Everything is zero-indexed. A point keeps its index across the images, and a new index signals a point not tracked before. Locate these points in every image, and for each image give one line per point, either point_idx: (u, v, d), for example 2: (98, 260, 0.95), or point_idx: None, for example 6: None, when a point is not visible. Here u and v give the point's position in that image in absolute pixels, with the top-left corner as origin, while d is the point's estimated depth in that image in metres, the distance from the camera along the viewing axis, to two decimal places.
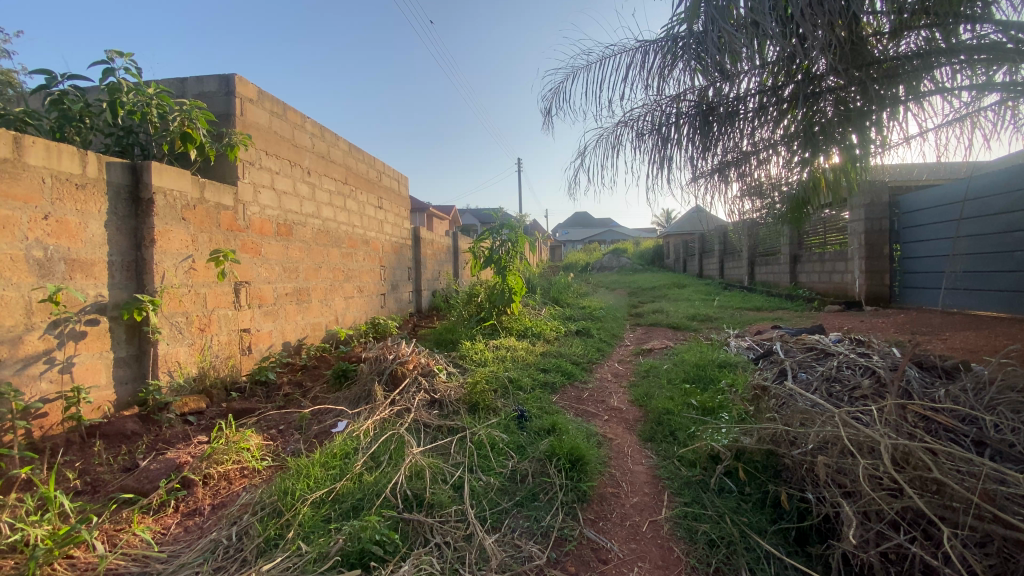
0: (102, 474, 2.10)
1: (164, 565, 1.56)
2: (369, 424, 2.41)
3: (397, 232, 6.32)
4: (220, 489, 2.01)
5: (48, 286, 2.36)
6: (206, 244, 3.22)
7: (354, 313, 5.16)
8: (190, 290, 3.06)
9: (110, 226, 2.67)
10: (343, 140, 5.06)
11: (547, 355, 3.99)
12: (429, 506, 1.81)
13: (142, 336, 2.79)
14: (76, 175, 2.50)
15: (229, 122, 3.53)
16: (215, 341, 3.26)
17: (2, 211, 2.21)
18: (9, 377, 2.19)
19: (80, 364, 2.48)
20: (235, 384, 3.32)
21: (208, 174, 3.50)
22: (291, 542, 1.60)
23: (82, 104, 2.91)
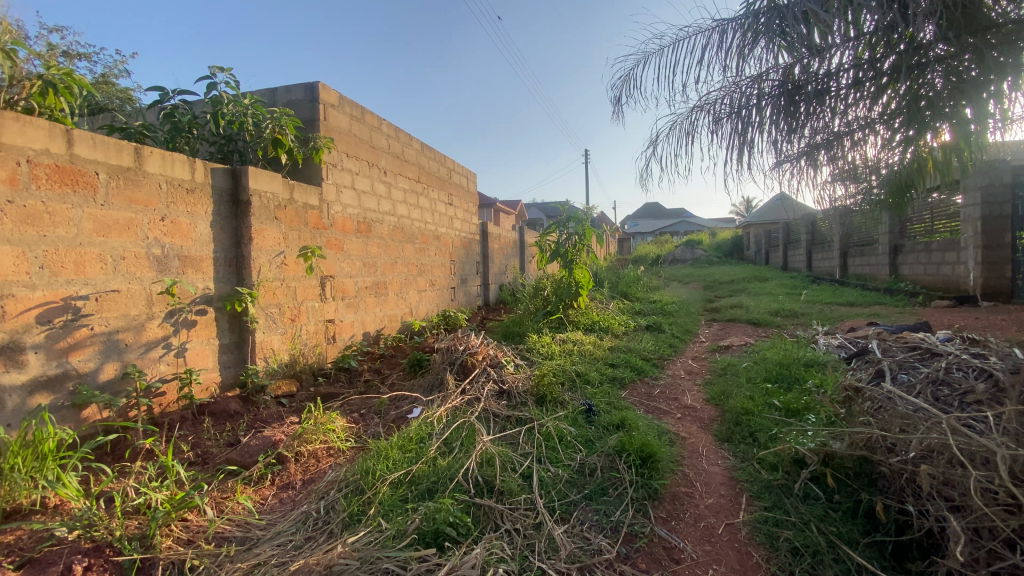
0: (210, 447, 2.34)
1: (263, 532, 1.73)
2: (442, 411, 2.51)
3: (466, 227, 6.47)
4: (309, 466, 2.18)
5: (165, 280, 2.67)
6: (295, 241, 3.49)
7: (426, 306, 5.36)
8: (282, 284, 3.34)
9: (215, 225, 2.97)
10: (416, 140, 5.25)
11: (617, 350, 3.92)
12: (499, 493, 1.85)
13: (242, 325, 3.08)
14: (187, 181, 2.80)
15: (314, 126, 3.78)
16: (305, 331, 3.53)
17: (128, 214, 2.52)
18: (134, 360, 2.51)
19: (191, 349, 2.78)
20: (321, 369, 3.59)
21: (295, 176, 3.78)
22: (372, 518, 1.71)
23: (190, 116, 3.25)
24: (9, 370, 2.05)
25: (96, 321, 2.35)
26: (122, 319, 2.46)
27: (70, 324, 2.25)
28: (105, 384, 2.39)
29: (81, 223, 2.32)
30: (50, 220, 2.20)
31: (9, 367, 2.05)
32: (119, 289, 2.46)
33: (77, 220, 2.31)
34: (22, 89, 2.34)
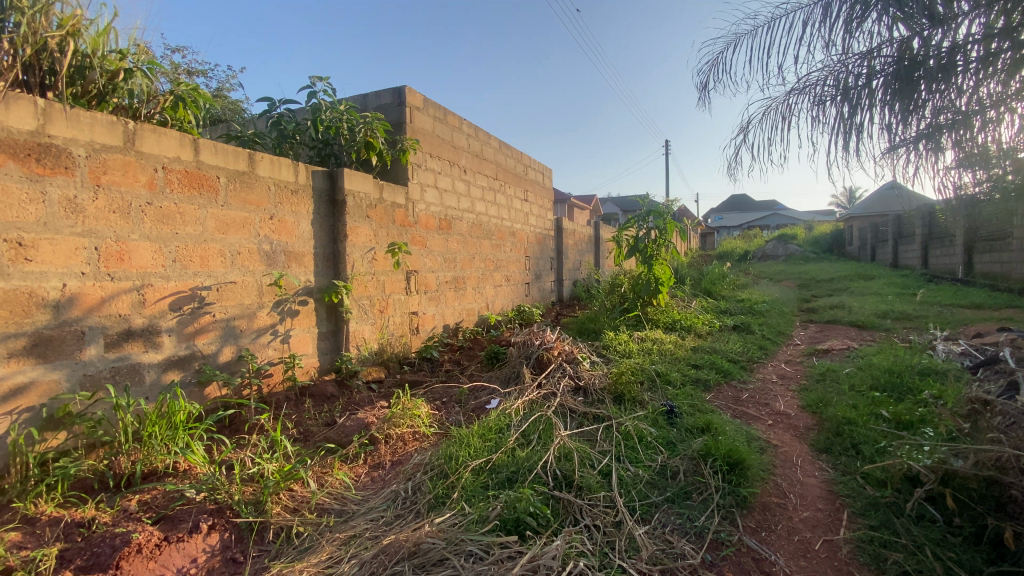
0: (310, 425, 2.55)
1: (358, 506, 1.87)
2: (519, 404, 2.55)
3: (541, 223, 6.50)
4: (397, 448, 2.32)
5: (273, 273, 2.95)
6: (384, 238, 3.71)
7: (502, 301, 5.46)
8: (372, 277, 3.57)
9: (314, 224, 3.23)
10: (495, 138, 5.35)
11: (700, 350, 3.75)
12: (578, 488, 1.85)
13: (337, 315, 3.34)
14: (292, 182, 3.07)
15: (401, 129, 3.98)
16: (391, 322, 3.75)
17: (243, 214, 2.80)
18: (248, 344, 2.80)
19: (295, 336, 3.06)
20: (406, 358, 3.79)
21: (384, 177, 4.00)
22: (456, 502, 1.78)
23: (293, 124, 3.56)
24: (149, 349, 2.38)
25: (217, 309, 2.66)
26: (238, 308, 2.76)
27: (195, 311, 2.56)
28: (224, 365, 2.69)
29: (205, 221, 2.62)
30: (180, 219, 2.51)
31: (148, 347, 2.38)
32: (236, 281, 2.75)
33: (202, 219, 2.61)
34: (156, 104, 2.66)
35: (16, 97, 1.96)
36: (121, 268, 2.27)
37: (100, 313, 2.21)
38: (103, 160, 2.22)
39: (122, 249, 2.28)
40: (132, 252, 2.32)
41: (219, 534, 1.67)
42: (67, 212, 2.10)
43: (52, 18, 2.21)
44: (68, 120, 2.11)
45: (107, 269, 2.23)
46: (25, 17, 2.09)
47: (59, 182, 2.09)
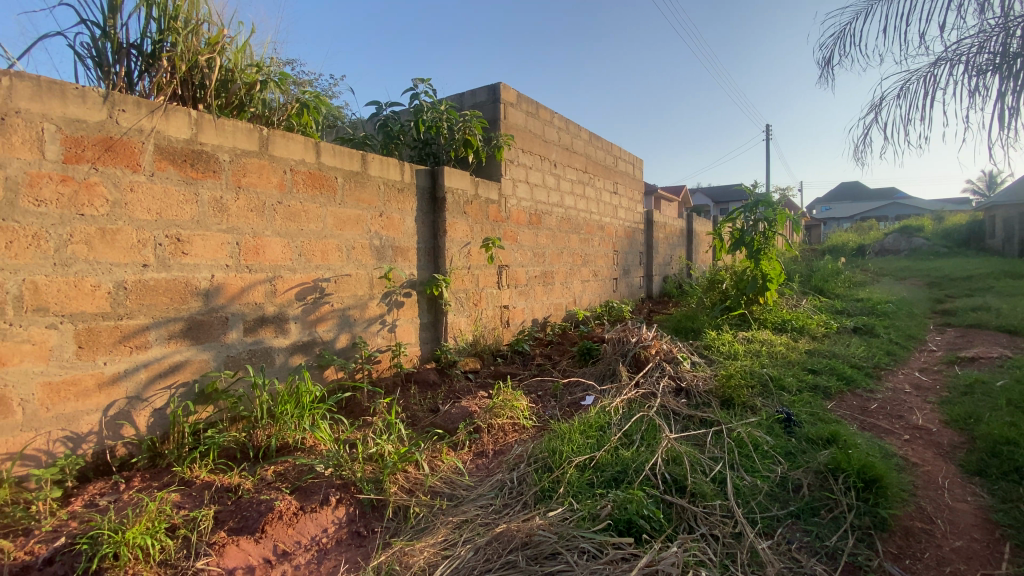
0: (416, 411, 2.69)
1: (467, 492, 1.93)
2: (619, 402, 2.49)
3: (631, 216, 6.31)
4: (499, 438, 2.38)
5: (382, 267, 3.14)
6: (479, 233, 3.79)
7: (590, 296, 5.39)
8: (468, 271, 3.68)
9: (417, 220, 3.38)
10: (585, 130, 5.26)
11: (815, 354, 3.44)
12: (691, 494, 1.77)
13: (437, 307, 3.48)
14: (398, 181, 3.23)
15: (496, 126, 4.04)
16: (485, 315, 3.86)
17: (357, 212, 3.00)
18: (360, 332, 3.01)
19: (400, 326, 3.25)
20: (499, 351, 3.87)
21: (479, 173, 4.08)
22: (563, 497, 1.78)
23: (398, 126, 3.77)
24: (278, 335, 2.63)
25: (335, 299, 2.88)
26: (352, 298, 2.97)
27: (316, 301, 2.79)
28: (340, 350, 2.92)
29: (325, 219, 2.84)
30: (304, 217, 2.74)
31: (278, 332, 2.63)
32: (350, 274, 2.96)
33: (323, 217, 2.82)
34: (284, 112, 2.93)
35: (175, 111, 2.24)
36: (257, 261, 2.53)
37: (240, 301, 2.48)
38: (243, 164, 2.47)
39: (258, 244, 2.54)
40: (266, 247, 2.57)
41: (345, 508, 1.82)
42: (214, 211, 2.38)
43: (201, 37, 2.49)
44: (215, 128, 2.38)
45: (245, 261, 2.49)
46: (181, 37, 2.37)
47: (208, 184, 2.36)
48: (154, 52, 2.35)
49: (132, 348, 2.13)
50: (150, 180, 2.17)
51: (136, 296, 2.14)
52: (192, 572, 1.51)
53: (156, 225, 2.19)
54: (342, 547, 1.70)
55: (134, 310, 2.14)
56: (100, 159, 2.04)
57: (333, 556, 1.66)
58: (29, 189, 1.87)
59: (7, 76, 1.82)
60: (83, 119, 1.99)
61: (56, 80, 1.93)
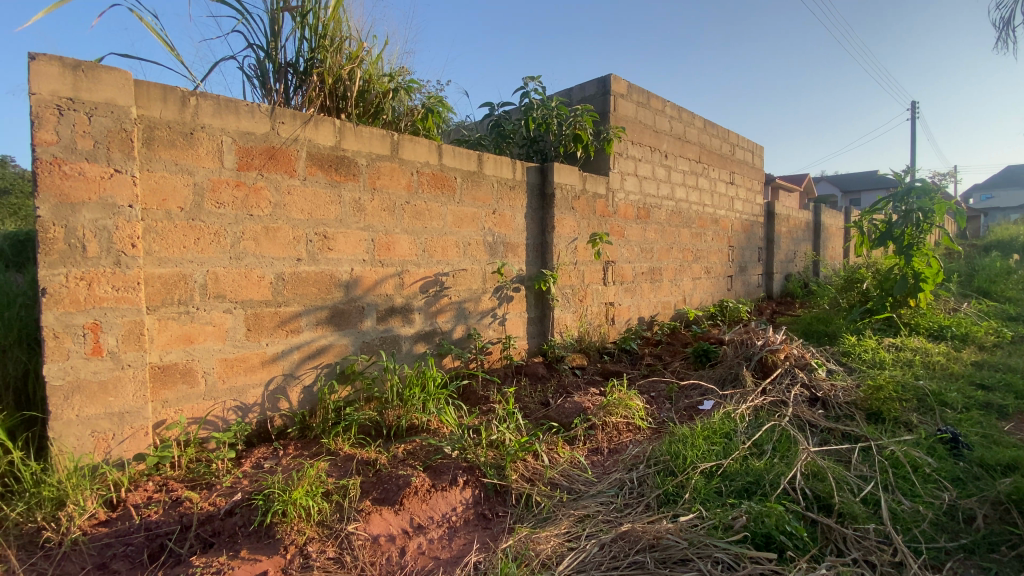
0: (529, 403, 2.76)
1: (585, 488, 1.96)
2: (744, 409, 2.35)
3: (748, 208, 5.87)
4: (613, 437, 2.36)
5: (495, 263, 3.25)
6: (587, 228, 3.77)
7: (701, 295, 5.12)
8: (575, 267, 3.68)
9: (528, 217, 3.44)
10: (699, 118, 4.99)
11: (984, 367, 2.95)
12: (838, 514, 1.63)
13: (544, 302, 3.53)
14: (511, 179, 3.32)
15: (606, 118, 3.98)
16: (591, 312, 3.84)
17: (473, 209, 3.13)
18: (474, 324, 3.15)
19: (510, 319, 3.34)
20: (606, 349, 3.83)
21: (587, 168, 4.05)
22: (689, 503, 1.73)
23: (510, 124, 3.86)
24: (404, 324, 2.84)
25: (452, 292, 3.04)
26: (468, 292, 3.11)
27: (437, 294, 2.97)
28: (456, 341, 3.08)
29: (445, 217, 3.00)
30: (428, 215, 2.91)
31: (404, 322, 2.84)
32: (467, 269, 3.11)
33: (443, 215, 2.99)
34: (410, 117, 3.14)
35: (322, 121, 2.50)
36: (388, 257, 2.75)
37: (373, 292, 2.71)
38: (377, 167, 2.69)
39: (388, 240, 2.75)
40: (395, 243, 2.78)
41: (471, 490, 1.93)
42: (354, 210, 2.62)
43: (344, 52, 2.75)
44: (355, 135, 2.61)
45: (378, 257, 2.72)
46: (328, 54, 2.65)
47: (349, 186, 2.60)
48: (306, 69, 2.64)
49: (287, 332, 2.43)
50: (302, 183, 2.45)
51: (291, 286, 2.43)
52: (344, 534, 1.70)
53: (307, 224, 2.47)
54: (470, 527, 1.81)
55: (290, 298, 2.43)
56: (264, 166, 2.34)
57: (463, 534, 1.78)
58: (211, 194, 2.21)
59: (196, 98, 2.15)
60: (252, 131, 2.30)
61: (232, 99, 2.25)
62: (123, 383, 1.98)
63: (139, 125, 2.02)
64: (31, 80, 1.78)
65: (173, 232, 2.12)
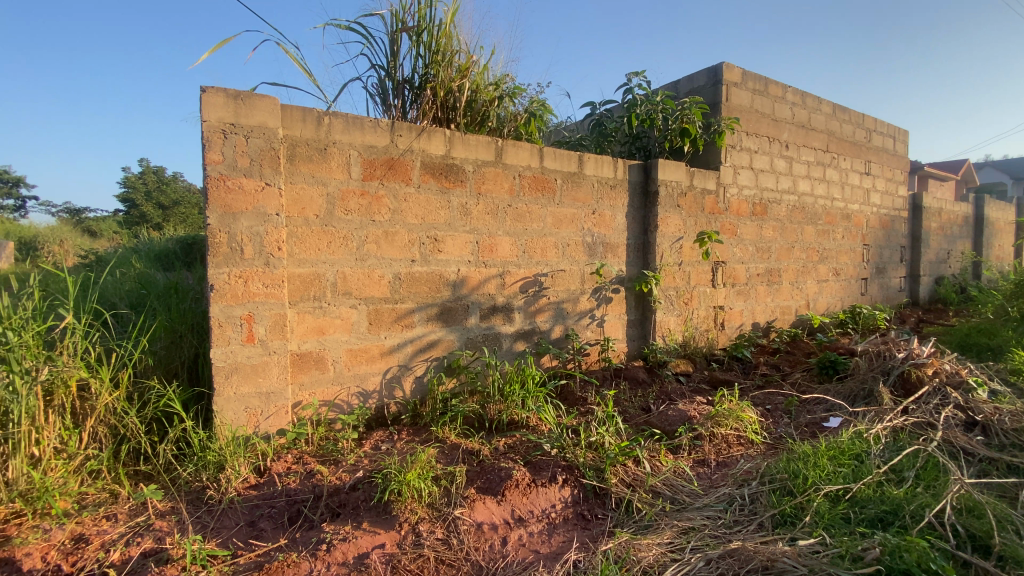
0: (629, 407, 2.71)
1: (690, 500, 1.91)
2: (878, 429, 2.11)
3: (887, 202, 5.18)
4: (722, 449, 2.25)
5: (594, 263, 3.24)
6: (694, 227, 3.60)
7: (827, 300, 4.62)
8: (681, 268, 3.53)
9: (629, 216, 3.38)
10: (826, 103, 4.51)
11: None
12: (999, 558, 1.42)
13: (645, 304, 3.44)
14: (612, 178, 3.28)
15: (716, 110, 3.76)
16: (697, 315, 3.66)
17: (573, 210, 3.14)
18: (572, 325, 3.17)
19: (609, 321, 3.31)
20: (714, 355, 3.62)
21: (694, 163, 3.87)
22: (810, 527, 1.63)
23: (612, 123, 3.82)
24: (506, 322, 2.94)
25: (551, 293, 3.08)
26: (566, 292, 3.14)
27: (536, 294, 3.03)
28: (555, 341, 3.12)
29: (546, 218, 3.05)
30: (529, 217, 2.99)
31: (505, 321, 2.94)
32: (566, 269, 3.13)
33: (544, 216, 3.04)
34: (513, 121, 3.25)
35: (434, 132, 2.67)
36: (491, 258, 2.87)
37: (477, 291, 2.85)
38: (483, 173, 2.82)
39: (492, 242, 2.87)
40: (498, 244, 2.89)
41: (570, 488, 1.96)
42: (461, 214, 2.77)
43: (455, 63, 2.92)
44: (463, 143, 2.76)
45: (482, 258, 2.85)
46: (440, 68, 2.83)
47: (457, 192, 2.76)
48: (420, 84, 2.85)
49: (401, 327, 2.64)
50: (417, 191, 2.65)
51: (405, 285, 2.64)
52: (451, 517, 1.82)
53: (420, 228, 2.66)
54: (570, 526, 1.85)
55: (404, 296, 2.64)
56: (385, 176, 2.57)
57: (562, 531, 1.82)
58: (341, 203, 2.47)
59: (329, 118, 2.42)
60: (374, 144, 2.54)
61: (358, 116, 2.49)
62: (270, 366, 2.29)
63: (283, 143, 2.33)
64: (203, 109, 2.13)
65: (310, 236, 2.40)
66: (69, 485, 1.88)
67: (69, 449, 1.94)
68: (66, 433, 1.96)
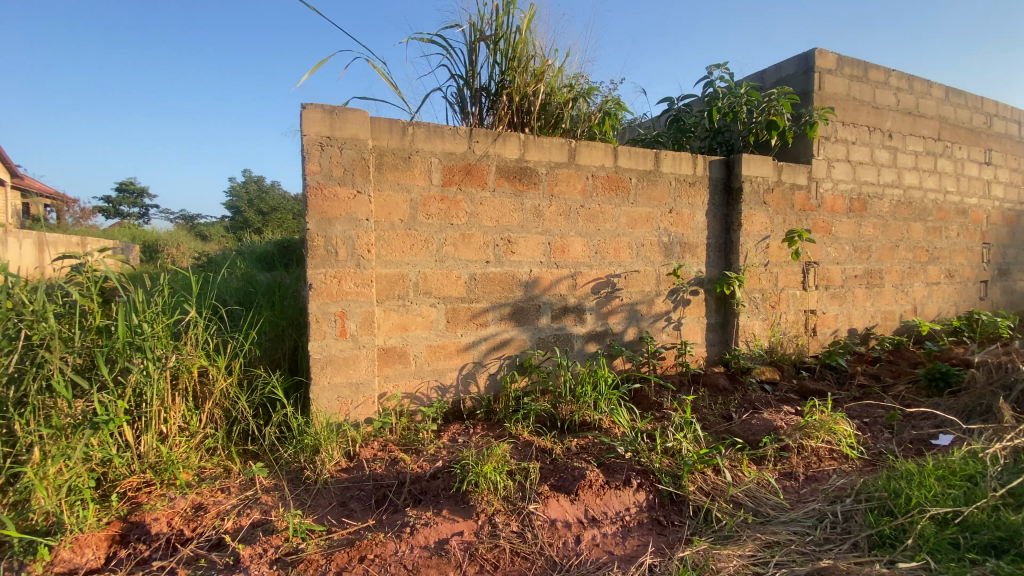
0: (708, 414, 2.63)
1: (775, 513, 1.83)
2: (999, 448, 1.89)
3: (1014, 195, 4.58)
4: (812, 463, 2.13)
5: (671, 264, 3.16)
6: (781, 225, 3.40)
7: (938, 305, 4.17)
8: (766, 269, 3.35)
9: (710, 215, 3.26)
10: (938, 85, 4.07)
11: None
12: None
13: (727, 307, 3.30)
14: (690, 175, 3.18)
15: (808, 99, 3.53)
16: (785, 319, 3.45)
17: (649, 209, 3.09)
18: (648, 327, 3.12)
19: (687, 324, 3.21)
20: (804, 363, 3.40)
21: (783, 157, 3.65)
22: (911, 550, 1.54)
23: (692, 119, 3.69)
24: (578, 323, 2.96)
25: (625, 294, 3.06)
26: (641, 293, 3.09)
27: (609, 295, 3.02)
28: (629, 343, 3.09)
29: (620, 218, 3.02)
30: (602, 217, 2.98)
31: (577, 322, 2.96)
32: (640, 270, 3.09)
33: (618, 216, 3.02)
34: (587, 122, 3.26)
35: (510, 136, 2.75)
36: (564, 258, 2.90)
37: (550, 292, 2.89)
38: (556, 175, 2.86)
39: (564, 243, 2.90)
40: (571, 245, 2.92)
41: (645, 493, 1.95)
42: (534, 216, 2.83)
43: (531, 68, 2.98)
44: (538, 146, 2.81)
45: (555, 258, 2.89)
46: (516, 74, 2.91)
47: (531, 194, 2.82)
48: (497, 90, 2.95)
49: (477, 326, 2.75)
50: (492, 195, 2.74)
51: (480, 285, 2.74)
52: (526, 512, 1.88)
53: (495, 230, 2.75)
54: (644, 530, 1.84)
55: (480, 296, 2.74)
56: (463, 181, 2.69)
57: (636, 535, 1.81)
58: (422, 208, 2.62)
59: (412, 127, 2.57)
60: (453, 151, 2.66)
61: (438, 125, 2.63)
62: (360, 359, 2.48)
63: (372, 153, 2.51)
64: (304, 125, 2.35)
65: (395, 239, 2.57)
66: (190, 459, 2.17)
67: (190, 427, 2.23)
68: (188, 414, 2.24)
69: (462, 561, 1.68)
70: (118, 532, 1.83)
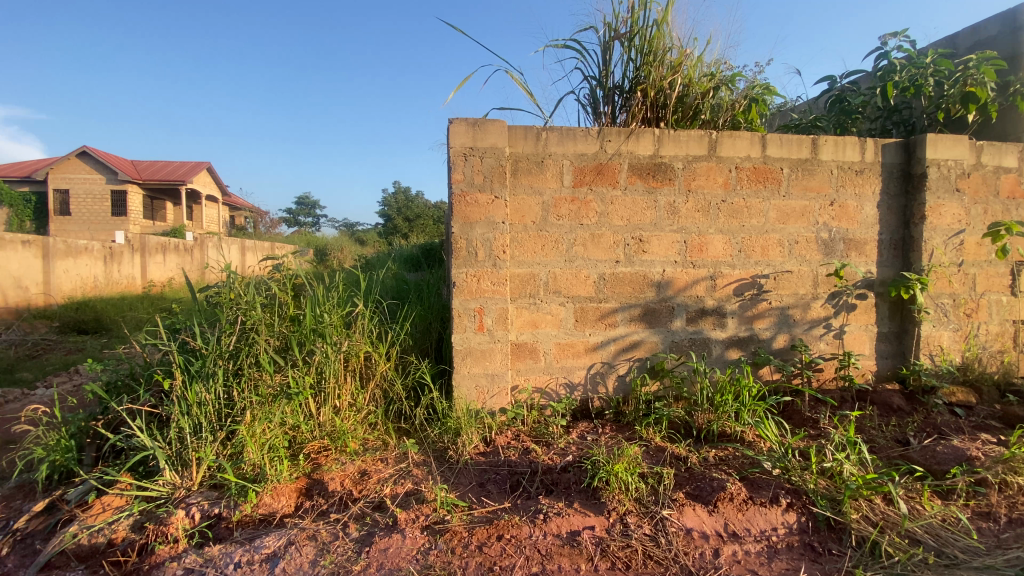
0: (877, 437, 2.30)
1: (965, 556, 1.58)
2: None
3: None
4: (1020, 505, 1.77)
5: (831, 264, 2.82)
6: (981, 217, 2.83)
7: None
8: (959, 270, 2.82)
9: (882, 206, 2.84)
10: None
11: None
12: None
13: (905, 314, 2.85)
14: (857, 162, 2.81)
15: (1019, 63, 2.91)
16: (984, 331, 2.86)
17: (804, 202, 2.80)
18: (800, 334, 2.83)
19: (851, 332, 2.84)
20: (1011, 385, 2.80)
21: (983, 135, 3.08)
22: None
23: (859, 98, 3.24)
24: (716, 327, 2.80)
25: (773, 296, 2.81)
26: (792, 297, 2.81)
27: (754, 297, 2.80)
28: (777, 351, 2.83)
29: (768, 213, 2.78)
30: (747, 213, 2.77)
31: (716, 325, 2.80)
32: (792, 270, 2.81)
33: (766, 211, 2.78)
34: (729, 112, 3.06)
35: (643, 133, 2.71)
36: (701, 257, 2.77)
37: (685, 293, 2.78)
38: (693, 169, 2.74)
39: (702, 241, 2.76)
40: (709, 244, 2.77)
41: (796, 514, 1.79)
42: (668, 214, 2.74)
43: (667, 61, 2.89)
44: (674, 141, 2.72)
45: (691, 258, 2.76)
46: (652, 69, 2.85)
47: (665, 191, 2.74)
48: (630, 87, 2.92)
49: (608, 325, 2.75)
50: (624, 193, 2.73)
51: (610, 285, 2.74)
52: (659, 516, 1.84)
53: (626, 229, 2.73)
54: (795, 554, 1.68)
55: (610, 295, 2.74)
56: (594, 181, 2.71)
57: (784, 558, 1.67)
58: (554, 209, 2.71)
59: (547, 132, 2.67)
60: (585, 152, 2.70)
61: (571, 128, 2.69)
62: (496, 353, 2.65)
63: (510, 160, 2.66)
64: (451, 137, 2.58)
65: (528, 240, 2.70)
66: (357, 431, 2.52)
67: (358, 404, 2.60)
68: (355, 392, 2.62)
69: (594, 554, 1.71)
70: (305, 486, 2.21)
